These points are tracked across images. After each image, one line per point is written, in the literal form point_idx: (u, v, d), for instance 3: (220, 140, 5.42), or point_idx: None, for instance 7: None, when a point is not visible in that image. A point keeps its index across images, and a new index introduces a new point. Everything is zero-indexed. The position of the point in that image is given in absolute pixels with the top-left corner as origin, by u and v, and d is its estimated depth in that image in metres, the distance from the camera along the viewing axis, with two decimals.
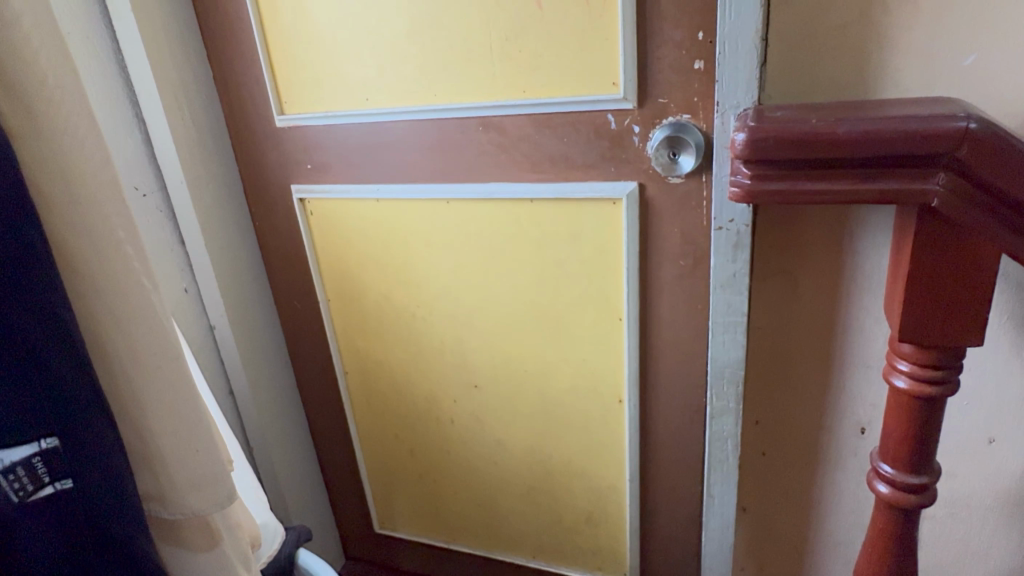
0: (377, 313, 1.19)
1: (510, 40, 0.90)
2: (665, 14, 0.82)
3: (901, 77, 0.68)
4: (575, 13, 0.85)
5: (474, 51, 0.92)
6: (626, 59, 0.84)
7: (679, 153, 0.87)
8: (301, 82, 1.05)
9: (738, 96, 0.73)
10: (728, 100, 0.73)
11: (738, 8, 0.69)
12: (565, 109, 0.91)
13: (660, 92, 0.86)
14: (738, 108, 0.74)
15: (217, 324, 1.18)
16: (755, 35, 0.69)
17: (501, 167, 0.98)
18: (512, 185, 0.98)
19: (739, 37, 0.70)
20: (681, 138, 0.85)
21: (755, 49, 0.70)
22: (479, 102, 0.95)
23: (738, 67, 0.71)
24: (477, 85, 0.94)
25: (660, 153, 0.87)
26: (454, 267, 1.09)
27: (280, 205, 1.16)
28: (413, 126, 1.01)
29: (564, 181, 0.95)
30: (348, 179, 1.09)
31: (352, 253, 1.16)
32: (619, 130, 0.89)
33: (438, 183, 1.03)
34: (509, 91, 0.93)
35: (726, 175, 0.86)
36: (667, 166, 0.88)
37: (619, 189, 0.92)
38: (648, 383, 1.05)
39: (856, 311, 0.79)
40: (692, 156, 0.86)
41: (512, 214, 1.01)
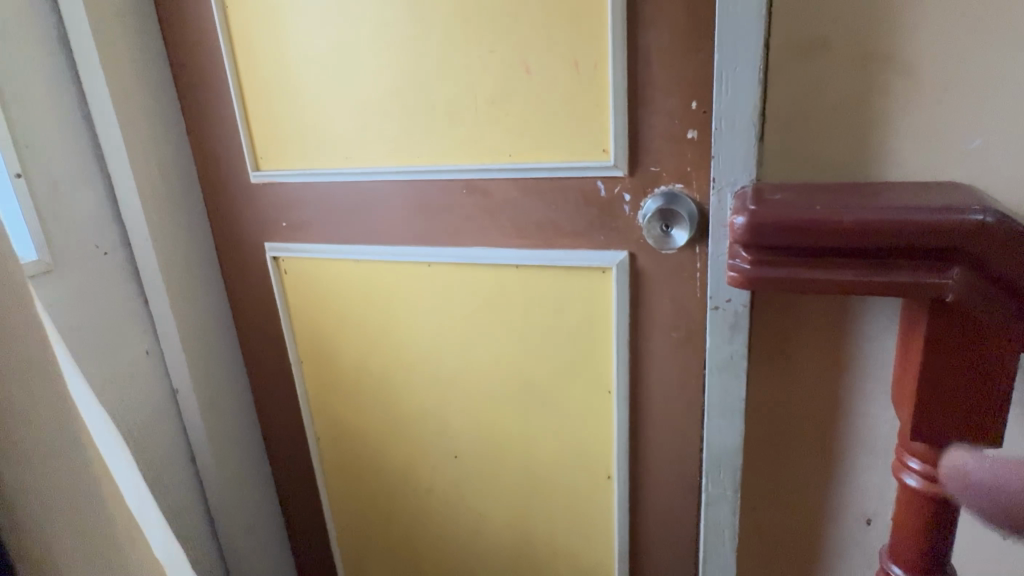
0: (352, 377, 1.13)
1: (497, 102, 0.86)
2: (657, 81, 0.79)
3: (905, 160, 0.64)
4: (566, 79, 0.82)
5: (458, 113, 0.89)
6: (616, 127, 0.81)
7: (672, 225, 0.82)
8: (277, 139, 1.01)
9: (734, 173, 0.69)
10: (724, 176, 0.69)
11: (734, 81, 0.66)
12: (553, 174, 0.87)
13: (651, 160, 0.82)
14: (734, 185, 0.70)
15: (180, 388, 1.11)
16: (752, 109, 0.66)
17: (487, 232, 0.94)
18: (497, 251, 0.94)
19: (734, 114, 0.67)
20: (672, 210, 0.81)
21: (752, 126, 0.66)
22: (463, 164, 0.91)
23: (735, 144, 0.67)
24: (461, 147, 0.90)
25: (652, 225, 0.82)
26: (434, 332, 1.04)
27: (252, 263, 1.11)
28: (394, 187, 0.97)
29: (552, 249, 0.91)
30: (325, 238, 1.04)
31: (327, 315, 1.10)
32: (608, 198, 0.86)
33: (419, 246, 0.99)
34: (495, 155, 0.89)
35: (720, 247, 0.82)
36: (660, 239, 0.83)
37: (609, 258, 0.88)
38: (639, 458, 0.99)
39: (860, 398, 0.72)
40: (686, 229, 0.81)
41: (496, 280, 0.96)
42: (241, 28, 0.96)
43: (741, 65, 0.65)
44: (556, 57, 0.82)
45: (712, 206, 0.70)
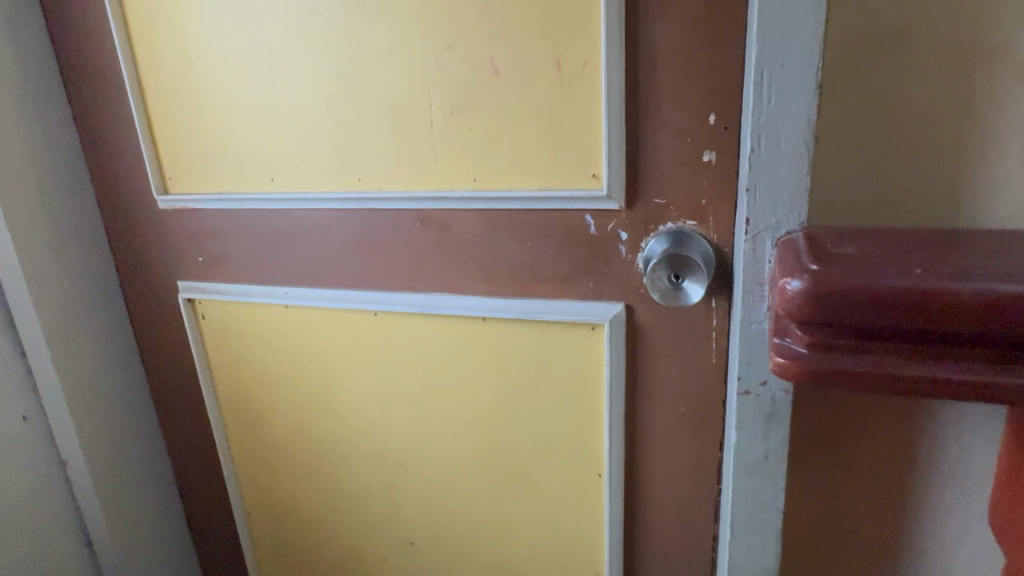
0: (286, 443, 0.93)
1: (459, 115, 0.67)
2: (666, 89, 0.60)
3: (1017, 201, 0.46)
4: (547, 85, 0.64)
5: (408, 126, 0.70)
6: (611, 147, 0.63)
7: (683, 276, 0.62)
8: (189, 155, 0.81)
9: (776, 216, 0.50)
10: (761, 220, 0.49)
11: (780, 88, 0.47)
12: (529, 206, 0.68)
13: (656, 190, 0.64)
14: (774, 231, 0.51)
15: (70, 459, 0.89)
16: (805, 128, 0.47)
17: (447, 276, 0.75)
18: (459, 300, 0.75)
19: (778, 133, 0.48)
20: (683, 256, 0.62)
21: (803, 150, 0.47)
22: (417, 191, 0.72)
23: (778, 175, 0.48)
24: (413, 169, 0.71)
25: (658, 275, 0.62)
26: (384, 396, 0.84)
27: (165, 305, 0.91)
28: (331, 216, 0.77)
29: (528, 299, 0.72)
30: (250, 277, 0.85)
31: (254, 369, 0.90)
32: (600, 236, 0.67)
33: (364, 291, 0.79)
34: (457, 181, 0.70)
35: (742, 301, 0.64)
36: (669, 294, 0.62)
37: (600, 312, 0.69)
38: (636, 555, 0.79)
39: (939, 515, 0.53)
40: (702, 278, 0.61)
41: (459, 335, 0.77)
42: (142, 18, 0.77)
43: (789, 64, 0.46)
44: (534, 57, 0.63)
45: (743, 259, 0.51)
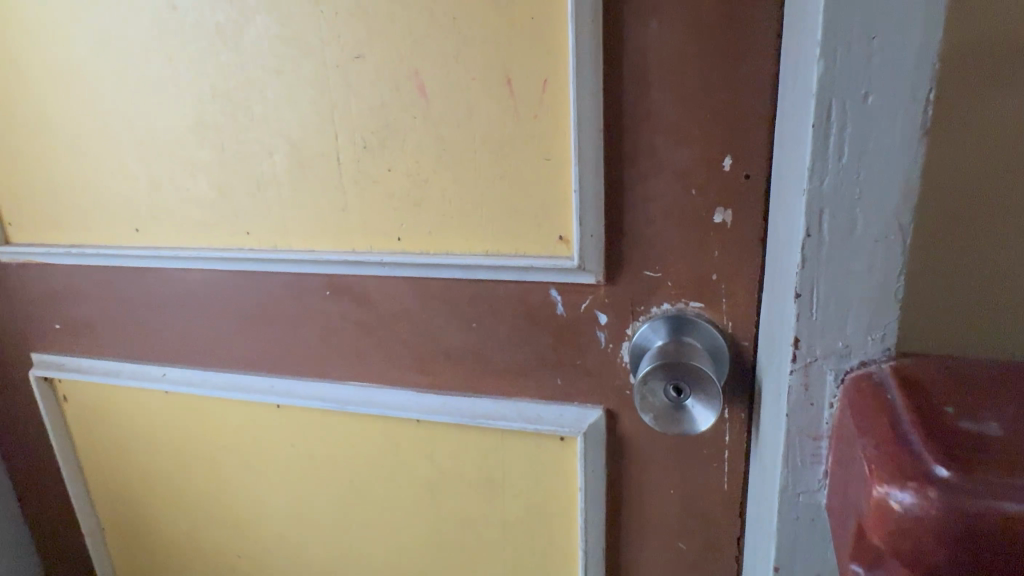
0: (178, 556, 0.73)
1: (375, 152, 0.49)
2: (661, 121, 0.42)
3: None
4: (492, 113, 0.45)
5: (309, 164, 0.51)
6: (584, 201, 0.44)
7: (686, 389, 0.41)
8: (34, 196, 0.62)
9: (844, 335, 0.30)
10: (819, 343, 0.30)
11: (858, 134, 0.27)
12: (472, 274, 0.50)
13: (647, 260, 0.46)
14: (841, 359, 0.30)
15: None
16: (900, 201, 0.27)
17: (368, 362, 0.56)
18: (384, 394, 0.56)
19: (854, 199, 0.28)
20: (686, 360, 0.41)
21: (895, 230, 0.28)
22: (323, 251, 0.53)
23: (851, 270, 0.28)
24: (317, 222, 0.52)
25: (655, 385, 0.41)
26: (293, 507, 0.65)
27: (17, 383, 0.71)
28: (216, 279, 0.58)
29: (475, 395, 0.54)
30: (120, 353, 0.65)
31: (133, 465, 0.70)
32: (569, 318, 0.49)
33: (261, 376, 0.60)
34: (376, 239, 0.51)
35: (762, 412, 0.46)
36: (663, 413, 0.42)
37: (570, 420, 0.51)
38: None
39: None
40: (712, 398, 0.41)
41: (386, 438, 0.58)
42: None
43: (875, 94, 0.26)
44: (474, 75, 0.45)
45: (787, 398, 0.32)
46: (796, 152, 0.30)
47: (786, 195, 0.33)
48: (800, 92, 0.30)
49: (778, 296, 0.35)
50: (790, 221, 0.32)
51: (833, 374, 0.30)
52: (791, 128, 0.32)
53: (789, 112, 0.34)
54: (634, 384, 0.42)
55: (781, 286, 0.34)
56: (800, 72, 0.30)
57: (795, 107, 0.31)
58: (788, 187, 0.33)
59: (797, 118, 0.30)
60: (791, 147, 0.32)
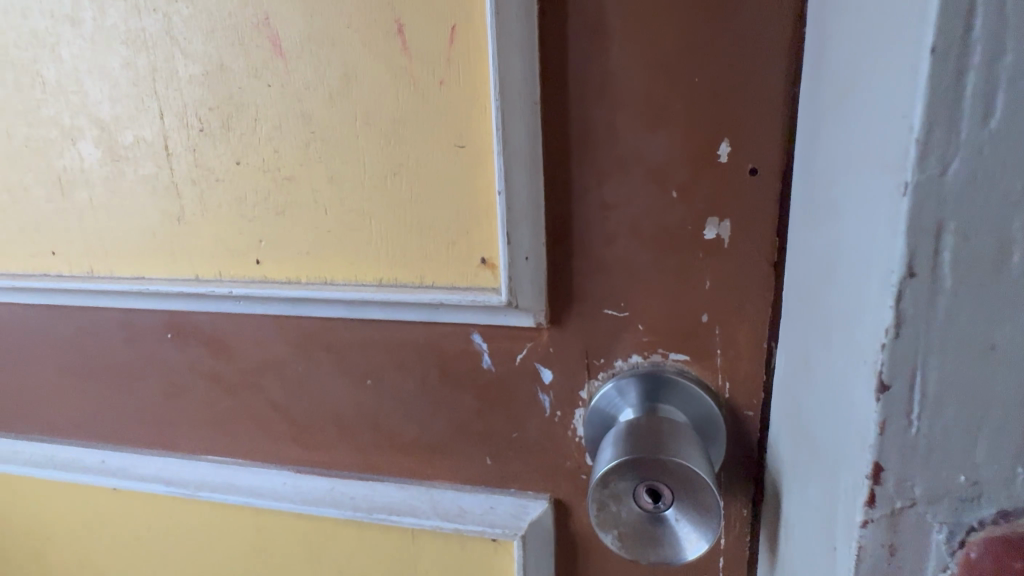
0: None
1: (217, 138, 0.34)
2: (626, 90, 0.28)
3: None
4: (379, 79, 0.30)
5: (128, 156, 0.35)
6: (513, 209, 0.30)
7: (667, 496, 0.27)
8: None
9: (966, 462, 0.16)
10: (920, 478, 0.16)
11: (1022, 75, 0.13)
12: (362, 313, 0.35)
13: (608, 295, 0.31)
14: (958, 505, 0.16)
15: None
16: None
17: (229, 430, 0.41)
18: (252, 474, 0.41)
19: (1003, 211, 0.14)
20: (670, 449, 0.27)
21: None
22: (155, 280, 0.37)
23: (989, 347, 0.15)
24: (146, 238, 0.37)
25: (621, 488, 0.27)
26: None
27: None
28: (22, 316, 0.42)
29: (375, 478, 0.39)
30: None
31: None
32: (499, 375, 0.34)
33: (90, 448, 0.44)
34: (226, 263, 0.36)
35: (770, 512, 0.32)
36: (631, 530, 0.28)
37: (503, 515, 0.36)
38: None
39: None
40: (705, 513, 0.27)
41: (256, 535, 0.42)
42: None
43: None
44: (351, 21, 0.30)
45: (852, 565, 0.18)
46: (872, 119, 0.16)
47: (838, 200, 0.19)
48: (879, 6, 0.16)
49: (819, 367, 0.21)
50: (850, 246, 0.18)
51: (942, 532, 0.17)
52: (851, 82, 0.18)
53: (838, 62, 0.20)
54: (589, 488, 0.28)
55: (826, 352, 0.20)
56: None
57: (866, 39, 0.17)
58: (844, 186, 0.19)
59: (870, 58, 0.16)
60: (853, 115, 0.18)
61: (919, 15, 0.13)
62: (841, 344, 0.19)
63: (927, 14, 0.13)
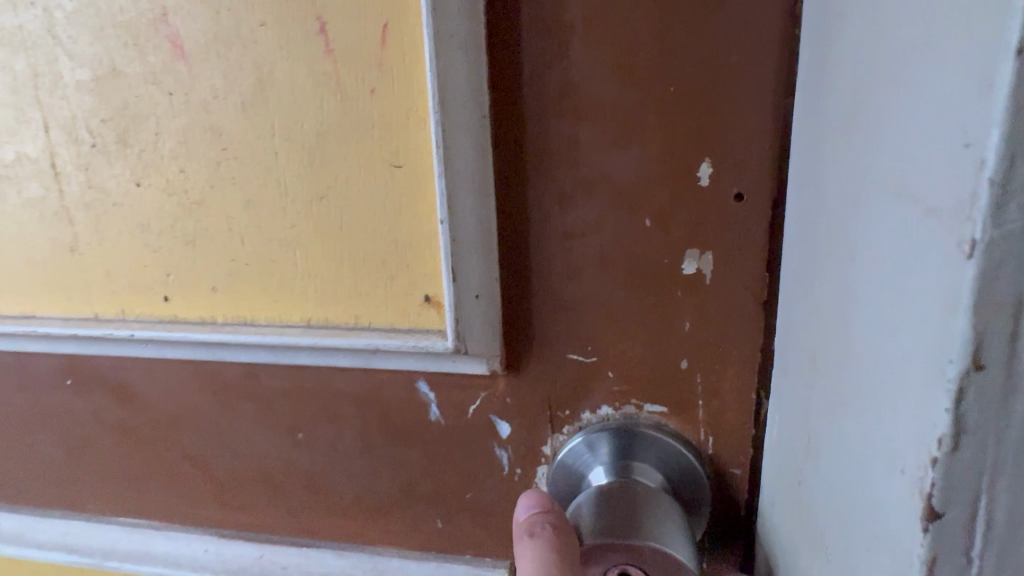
0: None
1: (113, 156, 0.29)
2: (590, 101, 0.24)
3: None
4: (300, 88, 0.26)
5: (9, 177, 0.30)
6: (460, 240, 0.25)
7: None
8: None
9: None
10: None
11: None
12: (289, 359, 0.30)
13: (573, 337, 0.27)
14: None
15: None
16: None
17: (142, 489, 0.35)
18: (169, 540, 0.35)
19: None
20: (649, 532, 0.23)
21: None
22: (47, 320, 0.32)
23: None
24: (35, 272, 0.32)
25: None
26: None
27: None
28: None
29: (310, 544, 0.34)
30: None
31: None
32: (449, 428, 0.30)
33: None
34: (129, 300, 0.31)
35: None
36: None
37: None
38: None
39: None
40: None
41: None
42: None
43: None
44: (265, 18, 0.25)
45: None
46: (914, 142, 0.12)
47: (864, 236, 0.16)
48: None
49: (839, 435, 0.17)
50: (884, 298, 0.14)
51: None
52: (877, 92, 0.15)
53: (850, 68, 0.16)
54: None
55: (849, 420, 0.17)
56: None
57: (901, 37, 0.13)
58: (874, 219, 0.15)
59: (910, 59, 0.13)
60: (884, 133, 0.14)
61: (1001, 3, 0.09)
62: (873, 418, 0.15)
63: (1013, 1, 0.09)
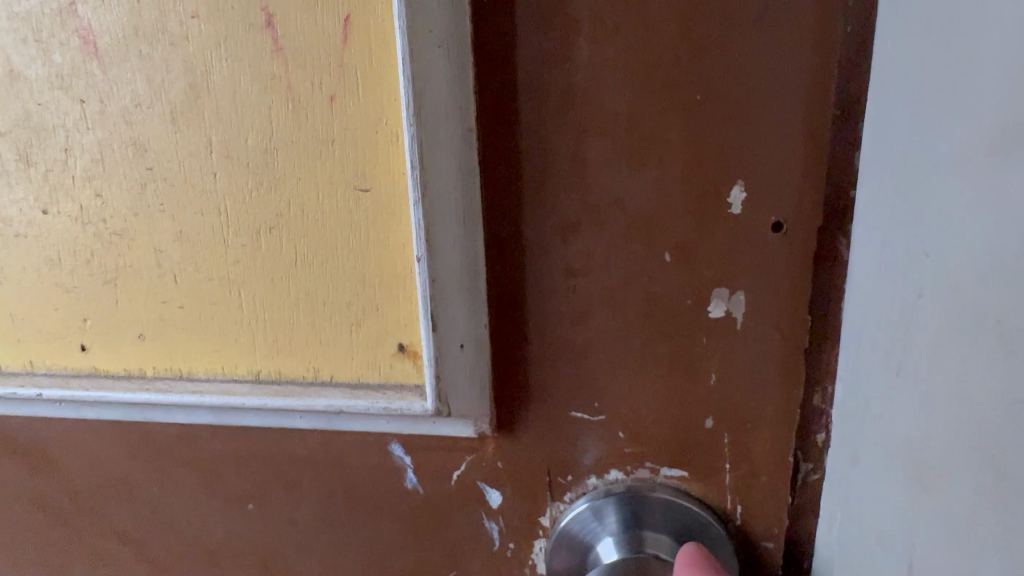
0: None
1: (14, 177, 0.23)
2: (601, 113, 0.20)
3: None
4: (245, 95, 0.21)
5: None
6: (441, 281, 0.21)
7: None
8: None
9: None
10: None
11: None
12: (236, 418, 0.25)
13: (577, 393, 0.23)
14: None
15: None
16: None
17: (62, 570, 0.30)
18: None
19: None
20: None
21: None
22: None
23: None
24: None
25: None
26: None
27: None
28: None
29: None
30: None
31: None
32: (429, 498, 0.25)
33: None
34: (37, 350, 0.25)
35: None
36: None
37: None
38: None
39: None
40: None
41: None
42: None
43: None
44: (198, 8, 0.20)
45: None
46: (998, 211, 0.14)
47: (881, 322, 0.19)
48: (972, 97, 0.15)
49: (883, 497, 0.19)
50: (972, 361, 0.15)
51: None
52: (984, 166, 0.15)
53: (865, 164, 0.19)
54: None
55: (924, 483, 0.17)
56: (878, 116, 0.18)
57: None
58: (885, 310, 0.18)
59: (964, 153, 0.15)
60: (891, 234, 0.18)
61: None
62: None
63: None
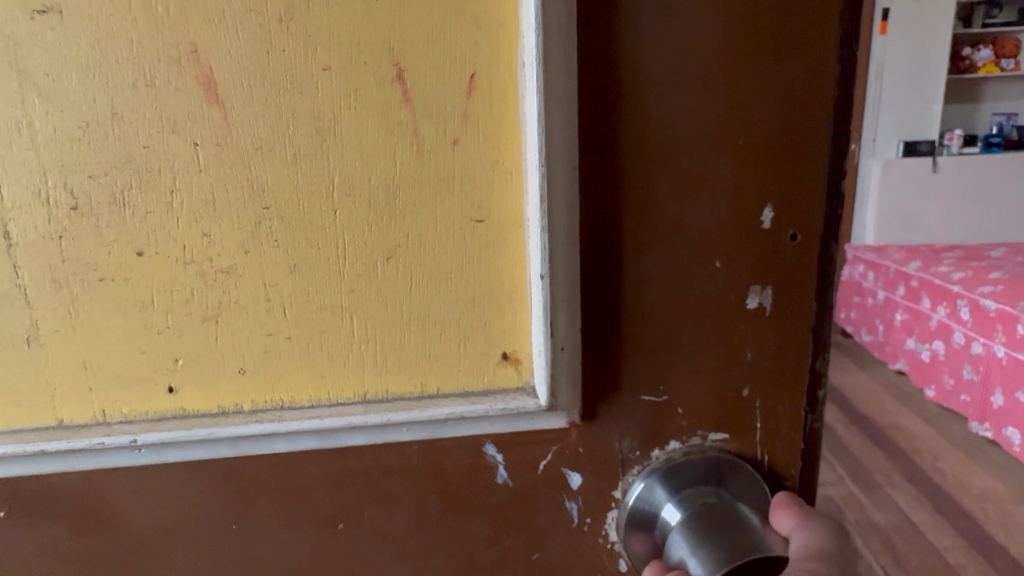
0: None
1: (105, 219, 0.23)
2: (672, 154, 0.25)
3: None
4: (370, 139, 0.23)
5: None
6: (555, 294, 0.25)
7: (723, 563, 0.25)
8: None
9: None
10: None
11: None
12: (335, 441, 0.26)
13: (649, 380, 0.28)
14: None
15: None
16: None
17: None
18: None
19: None
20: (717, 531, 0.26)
21: None
22: None
23: None
24: None
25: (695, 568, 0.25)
26: None
27: None
28: None
29: None
30: None
31: None
32: (517, 488, 0.28)
33: None
34: (114, 396, 0.25)
35: None
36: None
37: None
38: None
39: None
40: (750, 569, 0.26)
41: None
42: None
43: None
44: (331, 62, 0.23)
45: None
46: None
47: None
48: None
49: None
50: None
51: None
52: None
53: None
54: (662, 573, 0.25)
55: None
56: None
57: None
58: None
59: None
60: None
61: None
62: None
63: None
